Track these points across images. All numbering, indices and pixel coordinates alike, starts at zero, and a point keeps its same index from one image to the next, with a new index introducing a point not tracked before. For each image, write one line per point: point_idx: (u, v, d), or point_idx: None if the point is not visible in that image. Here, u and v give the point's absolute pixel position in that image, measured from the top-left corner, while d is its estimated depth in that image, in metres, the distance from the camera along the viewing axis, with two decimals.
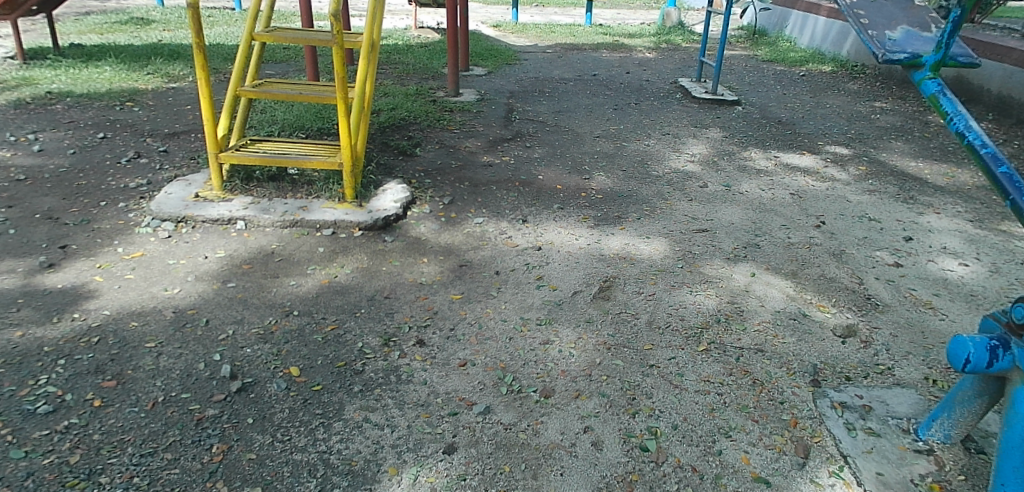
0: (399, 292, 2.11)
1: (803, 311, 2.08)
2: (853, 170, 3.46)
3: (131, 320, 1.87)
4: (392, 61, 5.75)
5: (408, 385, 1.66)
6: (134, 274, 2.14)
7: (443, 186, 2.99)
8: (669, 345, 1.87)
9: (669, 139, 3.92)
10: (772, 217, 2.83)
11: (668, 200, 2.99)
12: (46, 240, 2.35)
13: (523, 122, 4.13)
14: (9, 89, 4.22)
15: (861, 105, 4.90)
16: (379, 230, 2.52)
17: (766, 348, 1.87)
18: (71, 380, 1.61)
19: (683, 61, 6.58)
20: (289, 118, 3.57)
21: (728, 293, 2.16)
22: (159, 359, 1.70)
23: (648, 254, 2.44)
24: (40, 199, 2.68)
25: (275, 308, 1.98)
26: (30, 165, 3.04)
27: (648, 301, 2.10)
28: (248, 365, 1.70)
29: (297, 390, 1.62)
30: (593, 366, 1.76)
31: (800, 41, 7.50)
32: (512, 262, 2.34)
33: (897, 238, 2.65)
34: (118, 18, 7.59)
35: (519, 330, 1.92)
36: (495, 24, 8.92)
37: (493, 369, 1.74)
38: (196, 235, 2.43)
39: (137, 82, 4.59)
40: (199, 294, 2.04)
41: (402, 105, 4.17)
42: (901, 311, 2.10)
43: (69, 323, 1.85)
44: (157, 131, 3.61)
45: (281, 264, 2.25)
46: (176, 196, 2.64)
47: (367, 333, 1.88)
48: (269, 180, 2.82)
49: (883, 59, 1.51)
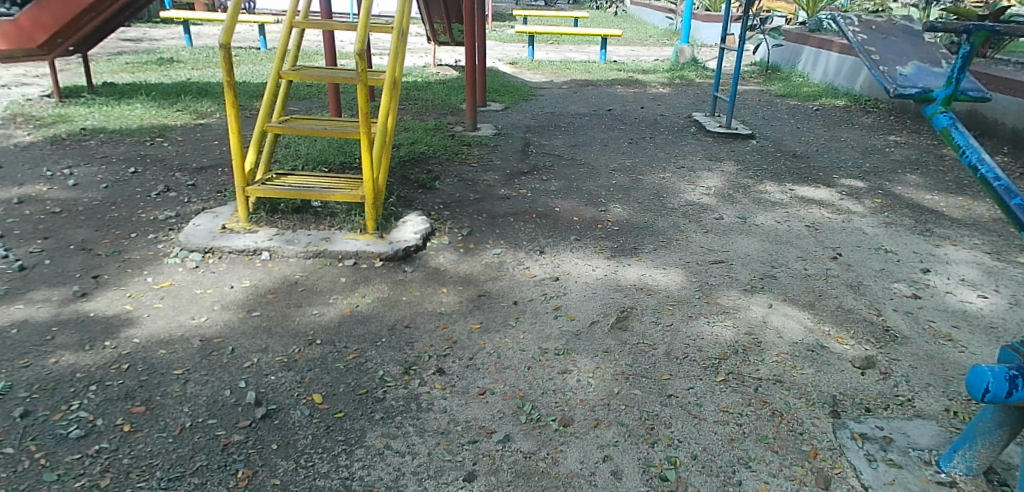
0: (419, 322, 2.14)
1: (821, 342, 2.08)
2: (869, 203, 3.47)
3: (160, 348, 1.92)
4: (411, 98, 5.89)
5: (429, 413, 1.68)
6: (164, 303, 2.20)
7: (462, 218, 3.05)
8: (687, 375, 1.88)
9: (683, 173, 3.96)
10: (789, 248, 2.84)
11: (683, 232, 3.02)
12: (80, 270, 2.43)
13: (540, 156, 4.21)
14: (46, 126, 4.39)
15: (875, 138, 4.92)
16: (399, 261, 2.58)
17: (785, 378, 1.88)
18: (103, 405, 1.65)
19: (698, 96, 6.67)
20: (312, 153, 3.67)
21: (745, 324, 2.17)
22: (186, 386, 1.75)
23: (664, 285, 2.46)
24: (74, 231, 2.78)
25: (298, 337, 2.02)
26: (64, 198, 3.15)
27: (666, 331, 2.12)
28: (272, 393, 1.74)
29: (320, 417, 1.65)
30: (612, 396, 1.77)
31: (813, 76, 7.60)
32: (529, 292, 2.38)
33: (914, 270, 2.65)
34: (149, 57, 7.88)
35: (538, 360, 1.94)
36: (512, 61, 9.11)
37: (512, 397, 1.76)
38: (223, 265, 2.50)
39: (167, 119, 4.75)
40: (225, 323, 2.09)
41: (422, 140, 4.27)
42: (920, 343, 2.09)
43: (101, 351, 1.90)
44: (185, 166, 3.72)
45: (305, 294, 2.30)
46: (204, 228, 2.72)
47: (388, 361, 1.91)
48: (293, 212, 2.89)
49: (894, 93, 1.61)
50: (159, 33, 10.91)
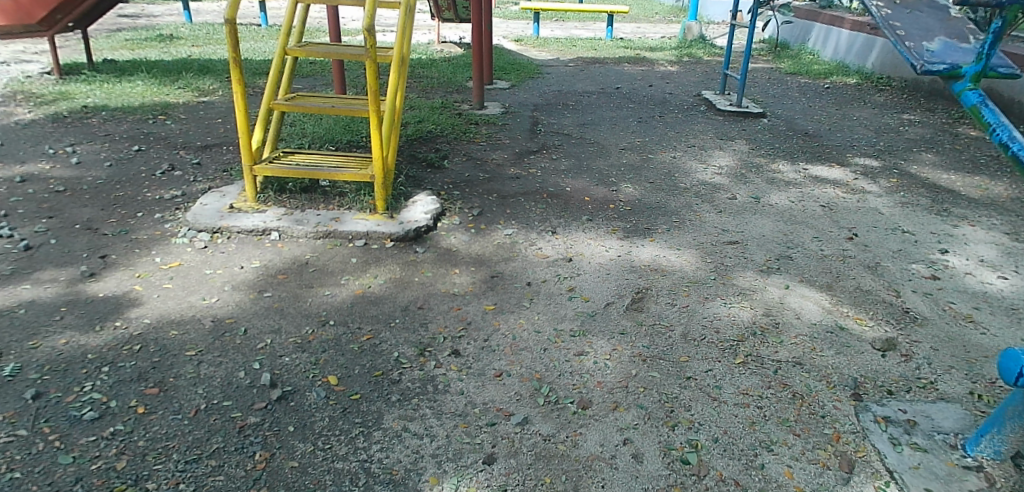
0: (432, 303, 2.12)
1: (840, 323, 2.05)
2: (884, 182, 3.42)
3: (171, 329, 1.90)
4: (416, 76, 5.81)
5: (446, 395, 1.66)
6: (173, 284, 2.18)
7: (472, 198, 3.01)
8: (706, 357, 1.85)
9: (694, 152, 3.91)
10: (804, 229, 2.80)
11: (697, 212, 2.98)
12: (88, 250, 2.40)
13: (549, 135, 4.15)
14: (47, 103, 4.34)
15: (888, 117, 4.85)
16: (410, 241, 2.55)
17: (805, 360, 1.85)
18: (116, 387, 1.63)
19: (706, 74, 6.58)
20: (318, 131, 3.62)
21: (762, 305, 2.15)
22: (199, 367, 1.73)
23: (679, 266, 2.43)
24: (80, 210, 2.75)
25: (311, 317, 2.00)
26: (68, 177, 3.11)
27: (682, 312, 2.09)
28: (287, 374, 1.72)
29: (336, 398, 1.63)
30: (630, 378, 1.75)
31: (823, 54, 7.48)
32: (543, 273, 2.35)
33: (932, 251, 2.61)
34: (148, 34, 7.78)
35: (554, 342, 1.92)
36: (517, 38, 8.99)
37: (529, 379, 1.74)
38: (232, 245, 2.47)
39: (169, 97, 4.70)
40: (236, 303, 2.06)
41: (428, 118, 4.21)
42: (940, 324, 2.07)
43: (111, 331, 1.88)
44: (189, 144, 3.67)
45: (316, 274, 2.27)
46: (211, 208, 2.68)
47: (402, 343, 1.89)
48: (301, 191, 2.86)
49: (922, 70, 1.52)
50: (157, 10, 10.78)
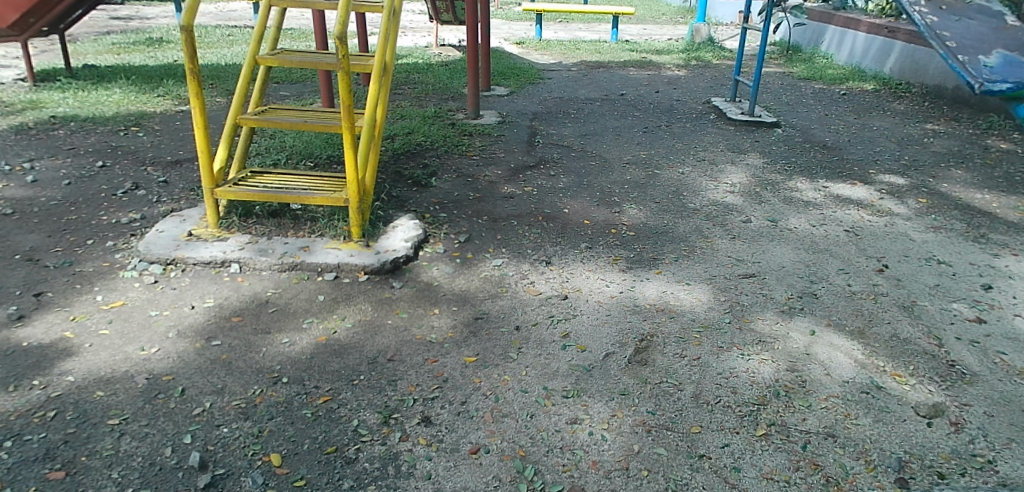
0: (405, 354, 1.84)
1: (876, 382, 1.76)
2: (913, 203, 3.12)
3: (96, 390, 1.63)
4: (411, 81, 5.55)
5: (409, 480, 1.39)
6: (111, 329, 1.91)
7: (460, 222, 2.73)
8: (721, 427, 1.57)
9: (704, 167, 3.62)
10: (828, 259, 2.51)
11: (707, 237, 2.70)
12: (23, 286, 2.14)
13: (547, 147, 3.87)
14: (15, 113, 4.08)
15: (911, 127, 4.54)
16: (386, 275, 2.27)
17: (838, 432, 1.56)
18: (13, 470, 1.36)
19: (715, 79, 6.29)
20: (297, 146, 3.35)
21: (785, 358, 1.86)
22: (119, 442, 1.46)
23: (688, 306, 2.14)
24: (25, 237, 2.48)
25: (262, 373, 1.72)
26: (20, 197, 2.85)
27: (693, 367, 1.80)
28: (222, 451, 1.44)
29: (276, 486, 1.36)
30: (631, 456, 1.47)
31: (837, 58, 7.17)
32: (533, 315, 2.07)
33: (973, 287, 2.31)
34: (138, 38, 7.54)
35: (542, 405, 1.64)
36: (519, 41, 8.71)
37: (510, 458, 1.46)
38: (185, 280, 2.20)
39: (147, 105, 4.44)
40: (178, 355, 1.79)
41: (419, 129, 3.94)
42: (993, 382, 1.77)
43: (26, 393, 1.61)
44: (159, 159, 3.41)
45: (275, 316, 2.00)
46: (168, 235, 2.41)
47: (364, 406, 1.61)
48: (270, 215, 2.58)
49: None
50: (153, 12, 10.56)
